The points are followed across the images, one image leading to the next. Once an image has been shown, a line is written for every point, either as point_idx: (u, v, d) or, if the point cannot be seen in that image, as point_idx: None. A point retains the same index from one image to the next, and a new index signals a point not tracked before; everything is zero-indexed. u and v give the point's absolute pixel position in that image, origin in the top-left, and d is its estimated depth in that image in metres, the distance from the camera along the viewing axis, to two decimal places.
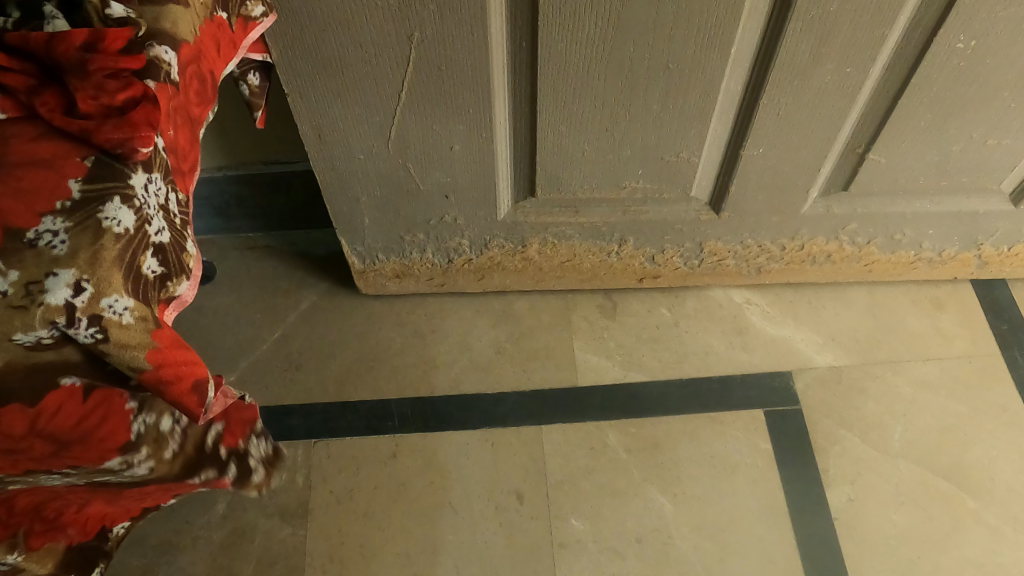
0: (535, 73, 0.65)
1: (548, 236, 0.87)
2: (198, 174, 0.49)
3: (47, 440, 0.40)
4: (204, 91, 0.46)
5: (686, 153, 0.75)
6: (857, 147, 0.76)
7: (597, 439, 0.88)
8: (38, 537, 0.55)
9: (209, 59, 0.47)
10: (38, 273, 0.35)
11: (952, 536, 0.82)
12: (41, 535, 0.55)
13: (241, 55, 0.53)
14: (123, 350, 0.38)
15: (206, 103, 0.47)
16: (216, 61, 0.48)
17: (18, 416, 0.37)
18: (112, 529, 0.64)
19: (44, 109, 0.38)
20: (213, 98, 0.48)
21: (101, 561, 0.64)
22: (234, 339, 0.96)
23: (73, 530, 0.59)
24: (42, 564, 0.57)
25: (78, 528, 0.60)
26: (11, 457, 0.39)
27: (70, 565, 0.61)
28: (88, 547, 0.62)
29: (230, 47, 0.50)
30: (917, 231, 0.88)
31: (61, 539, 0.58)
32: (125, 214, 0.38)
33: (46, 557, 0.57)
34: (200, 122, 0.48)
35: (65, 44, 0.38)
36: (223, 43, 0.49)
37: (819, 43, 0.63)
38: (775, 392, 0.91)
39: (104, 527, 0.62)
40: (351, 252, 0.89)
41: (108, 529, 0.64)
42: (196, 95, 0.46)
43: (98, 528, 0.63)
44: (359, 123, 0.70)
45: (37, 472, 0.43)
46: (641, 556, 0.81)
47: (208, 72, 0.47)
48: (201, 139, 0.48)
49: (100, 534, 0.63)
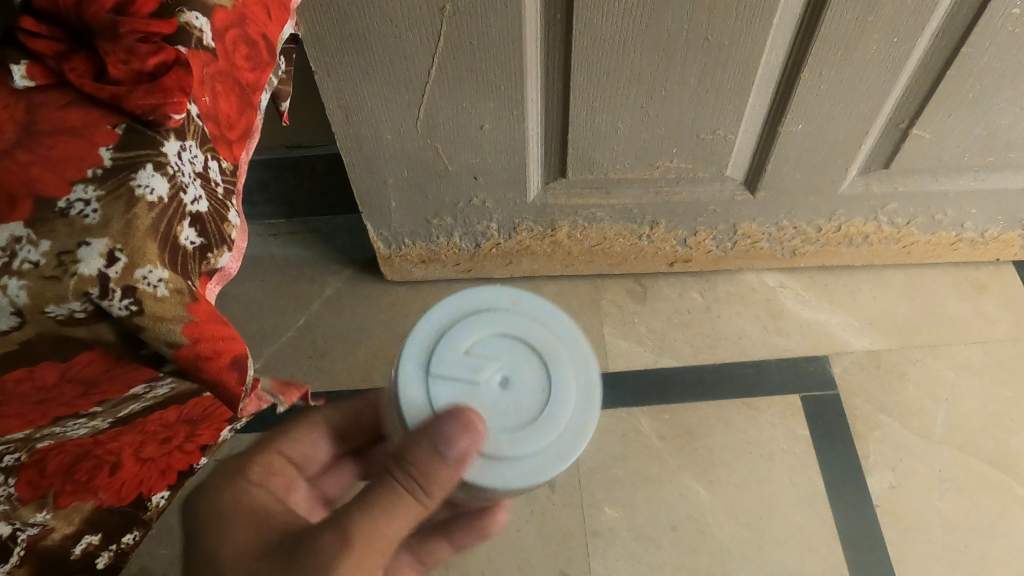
0: (570, 46, 0.63)
1: (578, 218, 0.85)
2: (249, 141, 0.48)
3: (75, 384, 0.41)
4: (254, 55, 0.45)
5: (722, 130, 0.73)
6: (900, 122, 0.73)
7: (630, 426, 0.86)
8: (70, 496, 0.54)
9: (256, 23, 0.45)
10: (71, 244, 0.34)
11: (1000, 524, 0.80)
12: (72, 495, 0.54)
13: (290, 20, 0.51)
14: (157, 323, 0.37)
15: (261, 68, 0.46)
16: (266, 24, 0.46)
17: (51, 369, 0.38)
18: (150, 498, 0.63)
19: (73, 75, 0.36)
20: (268, 62, 0.47)
21: (138, 530, 0.63)
22: (259, 327, 0.95)
23: (106, 493, 0.58)
24: (70, 525, 0.56)
25: (112, 493, 0.58)
26: (41, 405, 0.42)
27: (105, 531, 0.60)
28: (122, 514, 0.60)
29: (281, 9, 0.49)
30: (959, 211, 0.85)
31: (94, 500, 0.57)
32: (158, 181, 0.36)
33: (74, 515, 0.56)
34: (256, 88, 0.46)
35: (94, 7, 0.36)
36: (272, 6, 0.47)
37: (866, 11, 0.60)
38: (810, 377, 0.89)
39: (140, 498, 0.62)
40: (377, 236, 0.88)
41: (145, 498, 0.62)
42: (246, 59, 0.44)
43: (134, 495, 0.61)
44: (389, 101, 0.68)
45: (67, 418, 0.45)
46: (677, 544, 0.79)
47: (256, 35, 0.45)
48: (255, 104, 0.47)
49: (135, 503, 0.61)
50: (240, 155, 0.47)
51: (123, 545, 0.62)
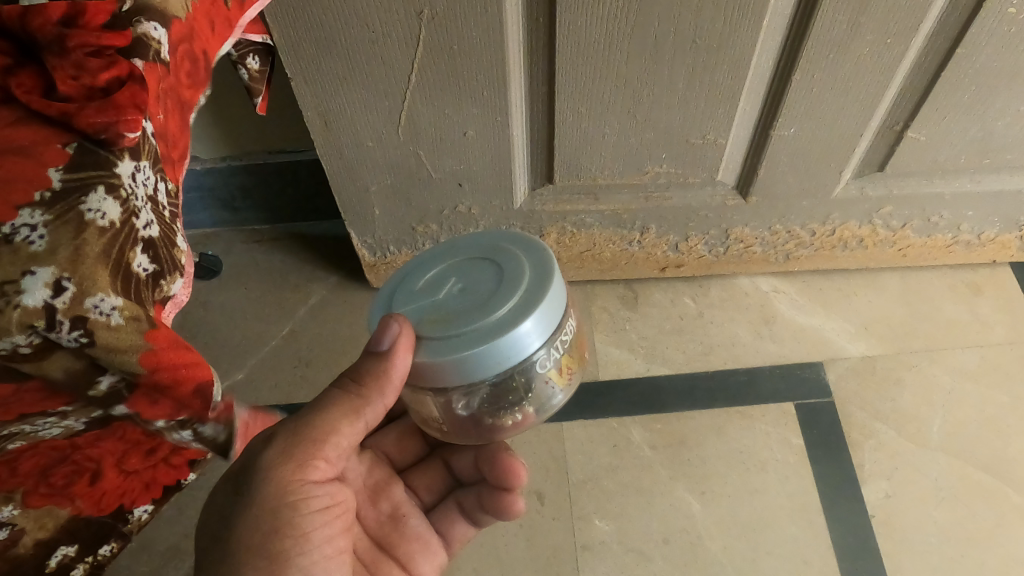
0: (553, 50, 0.61)
1: (567, 224, 0.83)
2: (185, 163, 0.46)
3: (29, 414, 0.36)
4: (194, 73, 0.43)
5: (712, 135, 0.71)
6: (894, 125, 0.71)
7: (621, 436, 0.84)
8: (40, 497, 0.52)
9: (201, 39, 0.43)
10: (14, 273, 0.32)
11: (998, 534, 0.78)
12: (42, 496, 0.52)
13: (234, 36, 0.49)
14: (111, 354, 0.36)
15: (198, 86, 0.44)
16: (209, 40, 0.45)
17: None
18: (131, 511, 0.60)
19: (20, 90, 0.34)
20: (203, 81, 0.45)
21: (116, 541, 0.62)
22: (243, 335, 0.93)
23: (85, 502, 0.55)
24: (40, 527, 0.54)
25: (91, 502, 0.56)
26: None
27: (81, 542, 0.59)
28: (100, 522, 0.59)
29: (225, 24, 0.47)
30: (955, 214, 0.83)
31: (69, 506, 0.54)
32: (110, 206, 0.35)
33: (46, 518, 0.54)
34: (190, 107, 0.45)
35: (40, 19, 0.34)
36: (216, 19, 0.45)
37: (858, 12, 0.58)
38: (805, 384, 0.87)
39: (121, 509, 0.59)
40: (361, 243, 0.86)
41: (126, 510, 0.60)
42: (189, 77, 0.43)
43: (116, 507, 0.59)
44: (367, 108, 0.66)
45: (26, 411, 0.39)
46: (669, 558, 0.78)
47: (200, 52, 0.44)
48: (188, 125, 0.45)
49: (116, 514, 0.59)
50: (180, 175, 0.45)
51: (100, 557, 0.62)
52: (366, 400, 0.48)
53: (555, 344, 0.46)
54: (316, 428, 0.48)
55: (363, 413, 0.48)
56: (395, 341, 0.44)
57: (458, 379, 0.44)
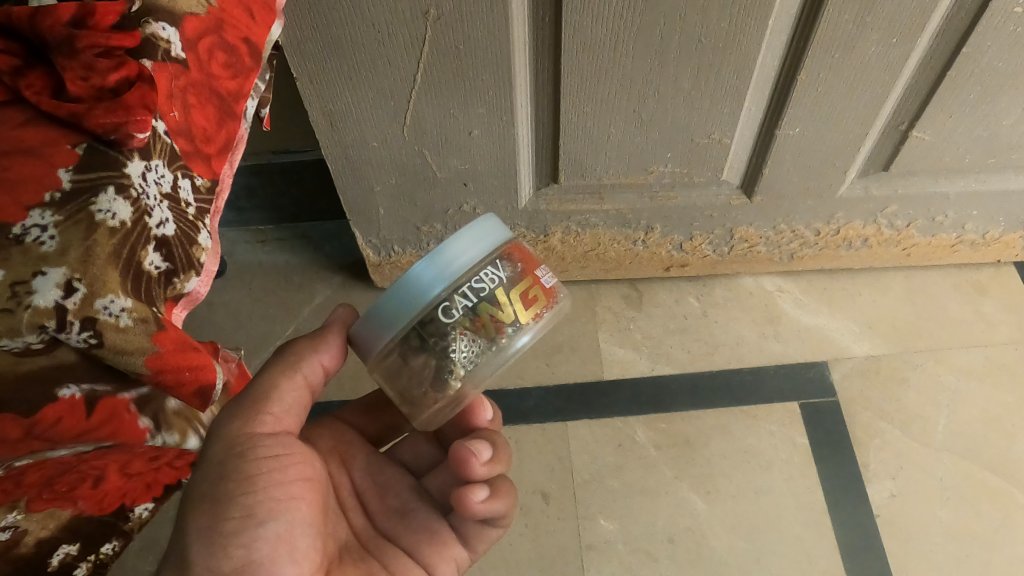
0: (559, 50, 0.61)
1: (571, 224, 0.83)
2: (233, 154, 0.47)
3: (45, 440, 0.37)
4: (233, 62, 0.43)
5: (717, 134, 0.71)
6: (900, 124, 0.71)
7: (626, 436, 0.84)
8: (43, 503, 0.48)
9: (235, 27, 0.43)
10: (26, 274, 0.33)
11: (1003, 533, 0.78)
12: (46, 502, 0.48)
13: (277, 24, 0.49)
14: (118, 354, 0.37)
15: (244, 75, 0.44)
16: (251, 27, 0.44)
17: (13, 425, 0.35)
18: (133, 509, 0.57)
19: (30, 92, 0.34)
20: (254, 66, 0.45)
21: (118, 540, 0.58)
22: (247, 336, 0.93)
23: (86, 503, 0.52)
24: (44, 529, 0.51)
25: (93, 502, 0.53)
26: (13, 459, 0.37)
27: (82, 540, 0.55)
28: (101, 523, 0.55)
29: (267, 10, 0.46)
30: (960, 213, 0.83)
31: (72, 508, 0.51)
32: (121, 206, 0.35)
33: (49, 520, 0.51)
34: (240, 96, 0.44)
35: (49, 20, 0.35)
36: (257, 8, 0.45)
37: (864, 12, 0.58)
38: (809, 383, 0.87)
39: (122, 508, 0.56)
40: (366, 244, 0.86)
41: (127, 508, 0.57)
42: (224, 66, 0.42)
43: (118, 505, 0.56)
44: (373, 108, 0.66)
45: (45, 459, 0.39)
46: (673, 557, 0.78)
47: (236, 41, 0.43)
48: (238, 114, 0.45)
49: (117, 513, 0.56)
50: (222, 169, 0.45)
51: (103, 556, 0.58)
52: (299, 356, 0.49)
53: (465, 290, 0.44)
54: (257, 391, 0.48)
55: (298, 368, 0.49)
56: (338, 318, 0.51)
57: (381, 340, 0.45)
